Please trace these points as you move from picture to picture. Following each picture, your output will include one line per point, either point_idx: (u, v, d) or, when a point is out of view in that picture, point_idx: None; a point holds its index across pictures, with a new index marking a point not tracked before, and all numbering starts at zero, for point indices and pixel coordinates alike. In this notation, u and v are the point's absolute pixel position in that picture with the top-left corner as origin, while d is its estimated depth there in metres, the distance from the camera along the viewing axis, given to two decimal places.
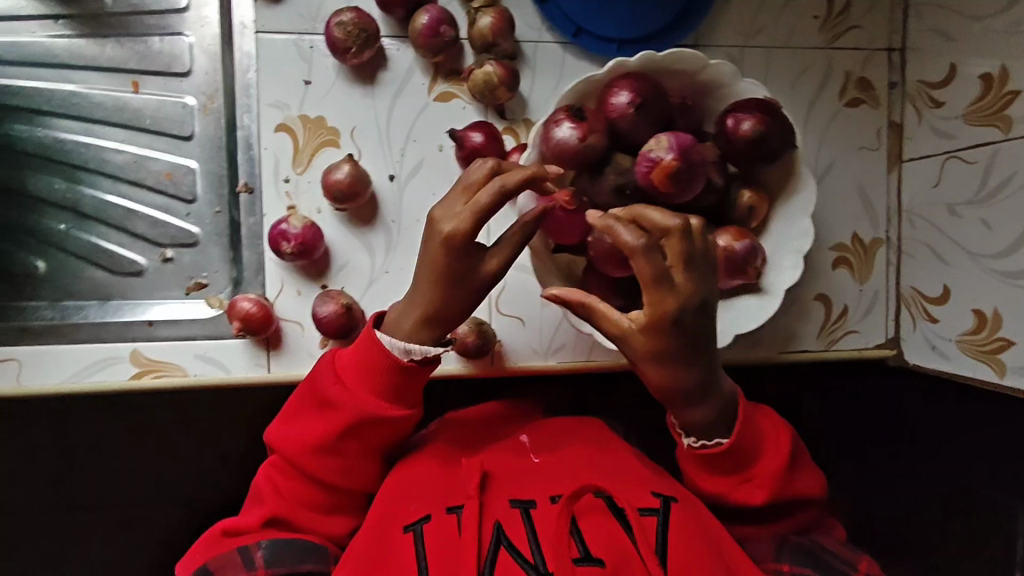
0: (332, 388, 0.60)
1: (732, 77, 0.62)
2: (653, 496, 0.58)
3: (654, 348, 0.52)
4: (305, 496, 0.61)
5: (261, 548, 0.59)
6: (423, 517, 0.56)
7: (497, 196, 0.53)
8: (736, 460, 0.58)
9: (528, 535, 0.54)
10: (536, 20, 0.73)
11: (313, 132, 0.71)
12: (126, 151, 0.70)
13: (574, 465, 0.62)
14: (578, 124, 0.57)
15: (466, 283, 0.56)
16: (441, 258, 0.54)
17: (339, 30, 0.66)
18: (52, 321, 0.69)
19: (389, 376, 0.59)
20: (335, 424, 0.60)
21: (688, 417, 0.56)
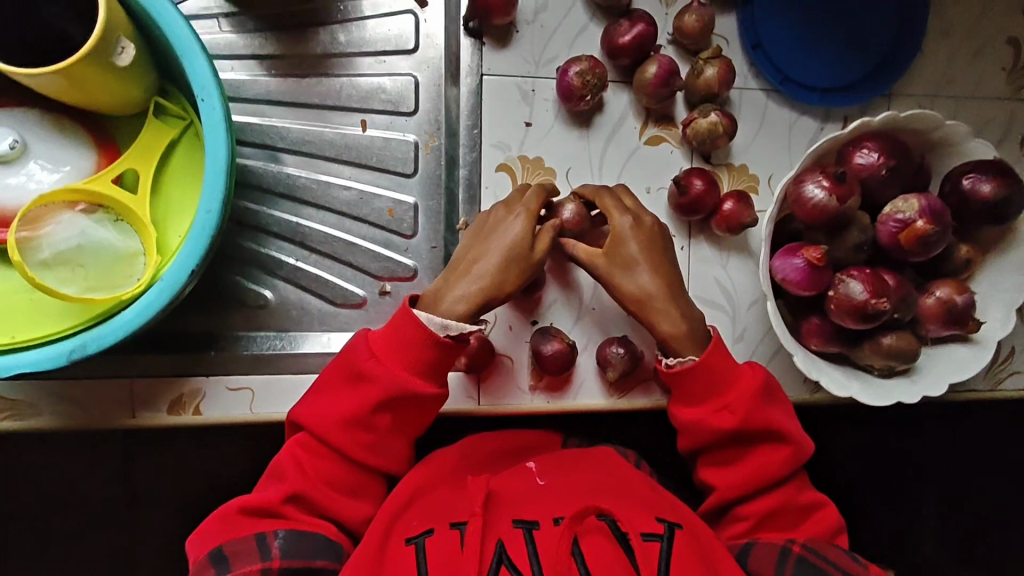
0: (366, 362, 0.63)
1: (963, 137, 0.65)
2: (658, 522, 0.62)
3: (617, 254, 0.67)
4: (331, 476, 0.63)
5: (277, 537, 0.60)
6: (425, 531, 0.60)
7: (537, 193, 0.68)
8: (707, 378, 0.65)
9: (528, 555, 0.57)
10: (743, 67, 0.75)
11: (531, 173, 0.73)
12: (352, 187, 0.72)
13: (576, 489, 0.67)
14: (833, 186, 0.60)
15: (517, 258, 0.65)
16: (519, 236, 0.66)
17: (578, 79, 0.68)
18: (281, 350, 0.71)
19: (426, 350, 0.62)
20: (369, 395, 0.62)
21: (665, 331, 0.66)
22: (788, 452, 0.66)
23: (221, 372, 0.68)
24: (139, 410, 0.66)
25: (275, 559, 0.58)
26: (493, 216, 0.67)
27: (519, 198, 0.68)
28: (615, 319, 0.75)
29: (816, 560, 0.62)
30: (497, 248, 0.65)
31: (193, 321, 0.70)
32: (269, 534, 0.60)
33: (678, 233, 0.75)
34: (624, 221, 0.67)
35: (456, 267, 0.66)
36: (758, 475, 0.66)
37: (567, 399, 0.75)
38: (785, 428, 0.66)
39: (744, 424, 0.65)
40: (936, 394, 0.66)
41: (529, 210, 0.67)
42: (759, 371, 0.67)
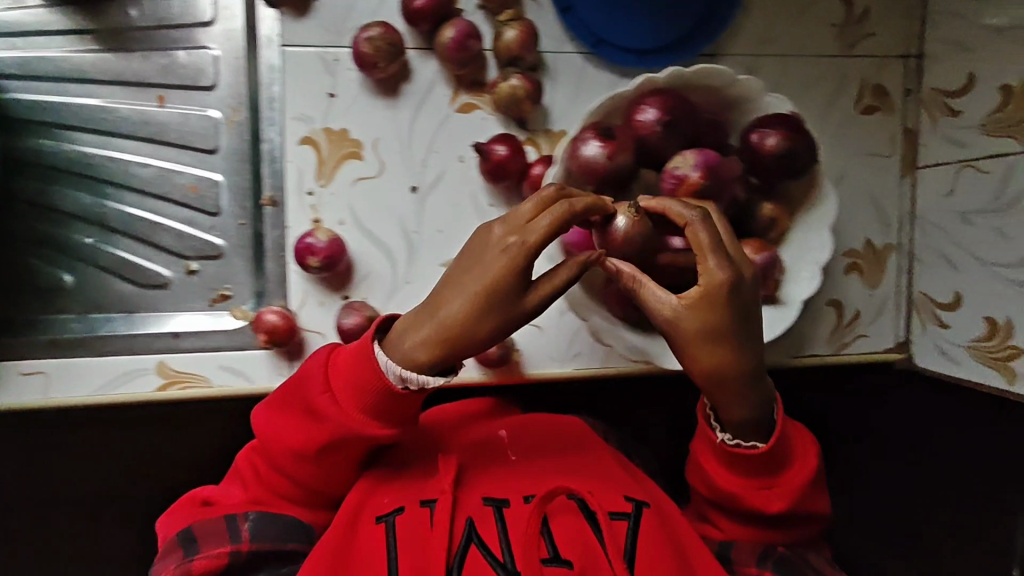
0: (320, 397, 0.57)
1: (758, 93, 0.62)
2: (627, 501, 0.60)
3: (699, 319, 0.54)
4: (280, 486, 0.60)
5: (247, 520, 0.59)
6: (396, 509, 0.58)
7: (553, 222, 0.54)
8: (766, 462, 0.59)
9: (499, 535, 0.56)
10: (557, 31, 0.73)
11: (337, 145, 0.71)
12: (151, 165, 0.70)
13: (546, 460, 0.63)
14: (606, 142, 0.58)
15: (510, 307, 0.55)
16: (499, 271, 0.54)
17: (368, 45, 0.66)
18: (79, 333, 0.70)
19: (375, 397, 0.56)
20: (320, 436, 0.57)
21: (729, 411, 0.58)
22: (813, 527, 0.62)
23: (16, 357, 0.68)
24: None
25: (246, 542, 0.58)
26: (484, 238, 0.55)
27: (517, 216, 0.55)
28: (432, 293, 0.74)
29: (796, 563, 0.60)
30: (473, 284, 0.54)
31: None
32: (239, 517, 0.59)
33: (495, 203, 0.73)
34: (721, 275, 0.54)
35: (434, 303, 0.56)
36: (789, 539, 0.62)
37: None
38: (817, 508, 0.62)
39: (791, 509, 0.59)
40: None
41: (524, 239, 0.54)
42: (813, 457, 0.60)
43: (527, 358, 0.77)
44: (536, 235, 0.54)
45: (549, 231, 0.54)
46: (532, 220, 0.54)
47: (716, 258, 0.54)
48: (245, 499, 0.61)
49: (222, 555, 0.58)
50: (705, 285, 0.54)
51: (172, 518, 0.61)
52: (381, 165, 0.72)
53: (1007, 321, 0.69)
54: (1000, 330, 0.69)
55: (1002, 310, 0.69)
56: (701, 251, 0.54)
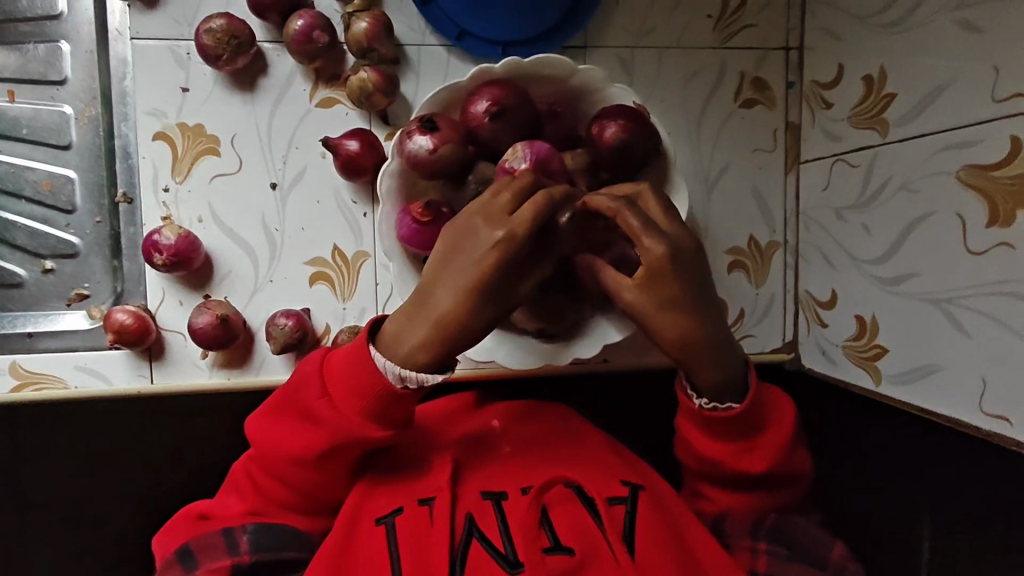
0: (317, 403, 0.55)
1: (602, 82, 0.61)
2: (622, 485, 0.59)
3: (662, 294, 0.56)
4: (279, 495, 0.58)
5: (245, 532, 0.57)
6: (395, 509, 0.56)
7: (533, 213, 0.55)
8: (745, 424, 0.58)
9: (499, 527, 0.54)
10: (418, 23, 0.72)
11: (192, 141, 0.70)
12: (2, 161, 0.70)
13: (543, 453, 0.62)
14: (431, 135, 0.57)
15: (500, 297, 0.56)
16: (486, 265, 0.54)
17: (209, 37, 0.65)
18: None
19: (376, 398, 0.54)
20: (321, 441, 0.56)
21: (700, 377, 0.58)
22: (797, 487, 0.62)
23: None
24: None
25: (245, 554, 0.56)
26: (470, 235, 0.55)
27: (497, 207, 0.55)
28: (297, 291, 0.72)
29: (786, 528, 0.60)
30: (463, 279, 0.55)
31: None
32: (236, 530, 0.57)
33: (359, 200, 0.72)
34: (658, 253, 0.54)
35: (420, 300, 0.56)
36: (776, 505, 0.62)
37: (245, 376, 0.71)
38: (801, 466, 0.61)
39: (773, 469, 0.59)
40: (587, 354, 0.64)
41: (510, 231, 0.54)
42: (790, 416, 0.60)
43: None
44: (519, 225, 0.54)
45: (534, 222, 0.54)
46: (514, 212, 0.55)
47: (656, 233, 0.55)
48: (243, 510, 0.59)
49: (223, 569, 0.56)
50: (645, 262, 0.55)
51: (169, 537, 0.60)
52: (240, 161, 0.71)
53: (873, 319, 0.66)
54: (868, 328, 0.67)
55: (867, 307, 0.67)
56: (637, 236, 0.54)
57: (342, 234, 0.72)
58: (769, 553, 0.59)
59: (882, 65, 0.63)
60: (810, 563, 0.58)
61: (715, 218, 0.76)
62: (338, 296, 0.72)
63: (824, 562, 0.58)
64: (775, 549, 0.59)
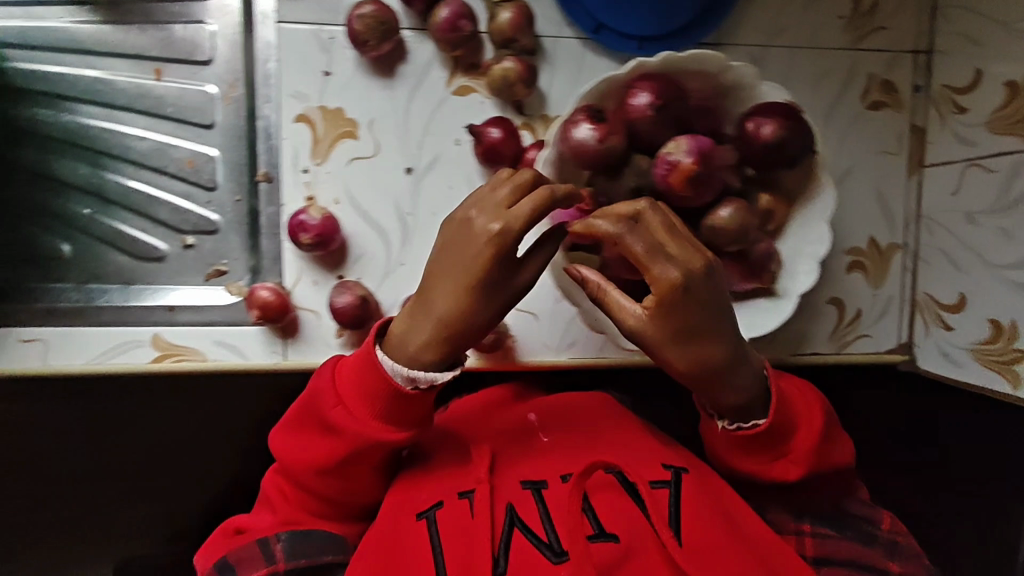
0: (332, 412, 0.56)
1: (753, 79, 0.61)
2: (664, 469, 0.58)
3: (677, 325, 0.53)
4: (308, 502, 0.61)
5: (279, 541, 0.59)
6: (435, 504, 0.56)
7: (534, 204, 0.54)
8: (773, 437, 0.58)
9: (540, 514, 0.53)
10: (556, 14, 0.72)
11: (333, 124, 0.71)
12: (149, 138, 0.71)
13: (581, 442, 0.62)
14: (597, 125, 0.57)
15: (495, 292, 0.55)
16: (485, 261, 0.53)
17: (360, 23, 0.65)
18: (77, 303, 0.71)
19: (383, 401, 0.55)
20: (342, 448, 0.57)
21: (723, 399, 0.57)
22: (840, 479, 0.62)
23: (15, 324, 0.69)
24: None
25: (280, 562, 0.58)
26: (466, 230, 0.54)
27: (495, 201, 0.54)
28: None
29: (835, 510, 0.62)
30: (459, 278, 0.54)
31: None
32: (270, 540, 0.59)
33: None
34: (667, 279, 0.51)
35: (421, 298, 0.55)
36: (829, 499, 0.62)
37: None
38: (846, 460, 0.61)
39: (811, 473, 0.59)
40: (730, 347, 0.65)
41: (507, 225, 0.53)
42: (819, 416, 0.60)
43: (521, 345, 0.76)
44: (517, 219, 0.53)
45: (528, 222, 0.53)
46: (515, 207, 0.54)
47: (670, 260, 0.51)
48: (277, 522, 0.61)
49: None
50: (655, 292, 0.52)
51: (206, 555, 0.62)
52: (377, 146, 0.72)
53: (1012, 325, 0.67)
54: (1005, 332, 0.68)
55: (1006, 313, 0.68)
56: (645, 265, 0.51)
57: None
58: (814, 534, 0.60)
59: None
60: (859, 540, 0.60)
61: (841, 217, 0.78)
62: None
63: (872, 539, 0.60)
64: (821, 529, 0.60)
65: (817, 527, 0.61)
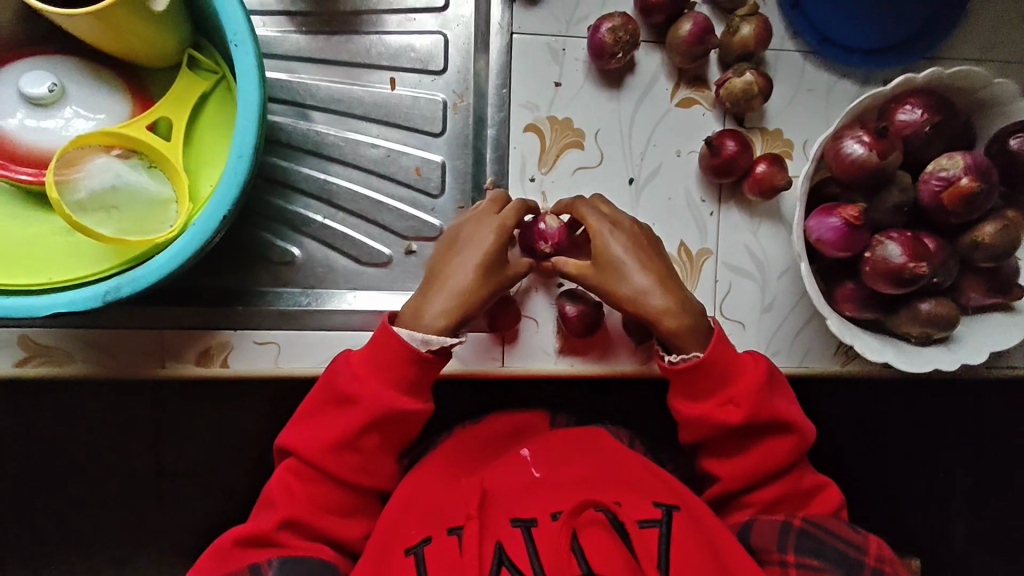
0: (350, 384, 0.64)
1: (1012, 97, 0.62)
2: (655, 507, 0.63)
3: (605, 259, 0.66)
4: (324, 500, 0.65)
5: (272, 567, 0.62)
6: (424, 540, 0.61)
7: (514, 210, 0.67)
8: (713, 376, 0.65)
9: (528, 553, 0.58)
10: (781, 28, 0.73)
11: (560, 134, 0.72)
12: (380, 145, 0.72)
13: (573, 479, 0.66)
14: (875, 141, 0.58)
15: (495, 272, 0.66)
16: (493, 246, 0.66)
17: (610, 35, 0.67)
18: (308, 306, 0.71)
19: (404, 368, 0.64)
20: (356, 419, 0.64)
21: (672, 332, 0.65)
22: (792, 440, 0.66)
23: (250, 326, 0.70)
24: (170, 360, 0.69)
25: None
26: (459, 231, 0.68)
27: (484, 211, 0.68)
28: None
29: (817, 534, 0.63)
30: (467, 260, 0.66)
31: (223, 277, 0.72)
32: (263, 564, 0.62)
33: (708, 198, 0.74)
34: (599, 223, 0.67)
35: (432, 279, 0.66)
36: (777, 466, 0.67)
37: (594, 364, 0.74)
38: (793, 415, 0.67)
39: (754, 415, 0.65)
40: (974, 362, 0.64)
41: (500, 223, 0.66)
42: (764, 364, 0.66)
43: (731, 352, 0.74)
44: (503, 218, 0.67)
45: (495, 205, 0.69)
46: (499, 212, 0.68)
47: (607, 219, 0.68)
48: (274, 523, 0.64)
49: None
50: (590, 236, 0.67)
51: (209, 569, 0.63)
52: (602, 155, 0.73)
53: None
54: None
55: None
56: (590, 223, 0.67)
57: (691, 231, 0.74)
58: (799, 565, 0.62)
59: None
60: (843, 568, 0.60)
61: None
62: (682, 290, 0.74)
63: (858, 567, 0.60)
64: (807, 560, 0.62)
65: (803, 559, 0.62)
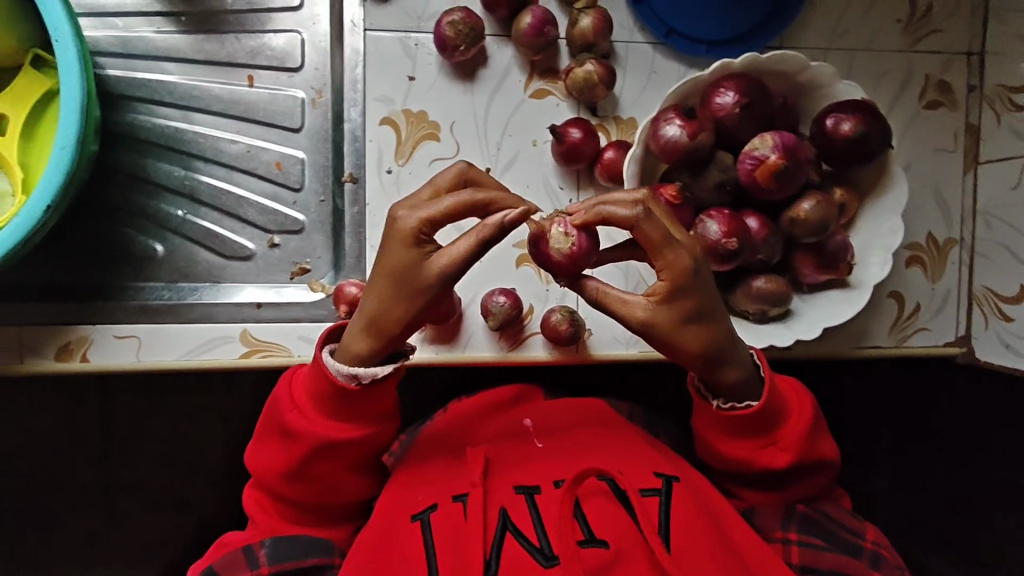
0: (289, 417, 0.60)
1: (831, 79, 0.65)
2: (656, 477, 0.62)
3: (680, 308, 0.52)
4: (295, 512, 0.64)
5: (263, 547, 0.62)
6: (430, 507, 0.61)
7: (455, 203, 0.52)
8: (761, 423, 0.60)
9: (532, 521, 0.58)
10: (628, 21, 0.76)
11: (416, 126, 0.74)
12: (239, 141, 0.74)
13: (574, 451, 0.66)
14: (687, 123, 0.60)
15: (413, 283, 0.52)
16: (404, 256, 0.52)
17: (450, 29, 0.70)
18: (168, 300, 0.73)
19: (339, 403, 0.58)
20: (297, 452, 0.60)
21: (725, 380, 0.58)
22: (826, 476, 0.65)
23: (110, 322, 0.71)
24: (27, 355, 0.69)
25: (264, 566, 0.61)
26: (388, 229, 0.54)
27: (417, 201, 0.54)
28: (505, 273, 0.75)
29: (819, 518, 0.64)
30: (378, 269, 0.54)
31: (86, 274, 0.74)
32: (255, 545, 0.62)
33: (566, 185, 0.75)
34: (681, 260, 0.51)
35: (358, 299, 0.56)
36: (802, 496, 0.65)
37: (457, 350, 0.75)
38: (828, 457, 0.64)
39: (799, 461, 0.62)
40: (807, 338, 0.66)
41: (431, 218, 0.51)
42: (812, 409, 0.63)
43: (594, 338, 0.76)
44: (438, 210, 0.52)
45: (456, 212, 0.52)
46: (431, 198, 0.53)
47: (685, 253, 0.51)
48: (258, 531, 0.64)
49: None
50: (668, 277, 0.51)
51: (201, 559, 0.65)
52: (458, 147, 0.74)
53: None
54: None
55: None
56: (656, 249, 0.51)
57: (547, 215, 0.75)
58: (800, 542, 0.63)
59: None
60: (844, 551, 0.62)
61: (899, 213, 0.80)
62: (542, 277, 0.75)
63: (858, 550, 0.62)
64: (809, 540, 0.63)
65: (805, 538, 0.63)
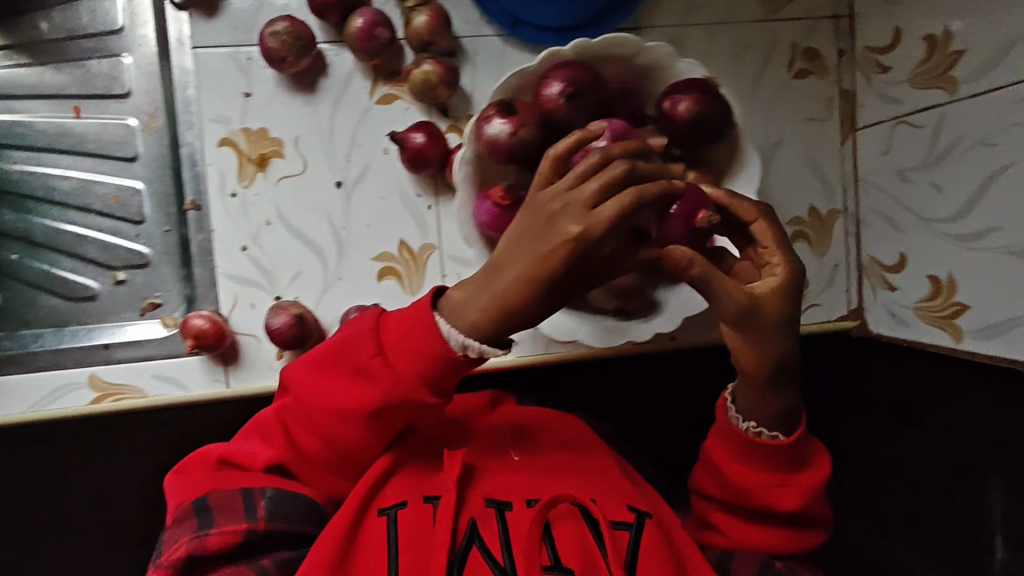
0: (371, 357, 0.52)
1: (670, 59, 0.61)
2: (629, 509, 0.54)
3: (769, 307, 0.51)
4: (318, 457, 0.54)
5: (264, 497, 0.53)
6: (399, 504, 0.53)
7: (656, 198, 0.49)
8: (782, 454, 0.54)
9: (501, 538, 0.51)
10: (473, 15, 0.72)
11: (257, 144, 0.70)
12: (71, 177, 0.71)
13: (555, 463, 0.58)
14: (509, 118, 0.58)
15: (559, 286, 0.50)
16: (554, 261, 0.49)
17: (273, 40, 0.66)
18: (9, 350, 0.70)
19: (443, 368, 0.51)
20: (369, 401, 0.52)
21: (772, 402, 0.54)
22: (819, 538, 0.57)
23: None
24: None
25: (261, 522, 0.52)
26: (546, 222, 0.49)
27: (583, 197, 0.48)
28: (368, 287, 0.72)
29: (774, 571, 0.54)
30: (522, 259, 0.50)
31: None
32: (255, 492, 0.53)
33: (423, 193, 0.72)
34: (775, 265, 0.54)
35: (491, 275, 0.51)
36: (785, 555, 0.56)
37: None
38: (814, 514, 0.56)
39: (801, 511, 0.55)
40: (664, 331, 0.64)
41: (586, 229, 0.48)
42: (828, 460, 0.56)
43: None
44: (598, 220, 0.48)
45: (617, 181, 0.48)
46: (575, 200, 0.48)
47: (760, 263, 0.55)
48: (264, 463, 0.54)
49: (237, 532, 0.52)
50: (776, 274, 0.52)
51: (179, 481, 0.55)
52: (305, 163, 0.71)
53: (949, 279, 0.66)
54: (944, 288, 0.67)
55: (943, 267, 0.66)
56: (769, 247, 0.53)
57: (408, 228, 0.72)
58: None
59: (946, 25, 0.63)
60: None
61: (775, 188, 0.77)
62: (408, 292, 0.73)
63: None
64: None
65: None
